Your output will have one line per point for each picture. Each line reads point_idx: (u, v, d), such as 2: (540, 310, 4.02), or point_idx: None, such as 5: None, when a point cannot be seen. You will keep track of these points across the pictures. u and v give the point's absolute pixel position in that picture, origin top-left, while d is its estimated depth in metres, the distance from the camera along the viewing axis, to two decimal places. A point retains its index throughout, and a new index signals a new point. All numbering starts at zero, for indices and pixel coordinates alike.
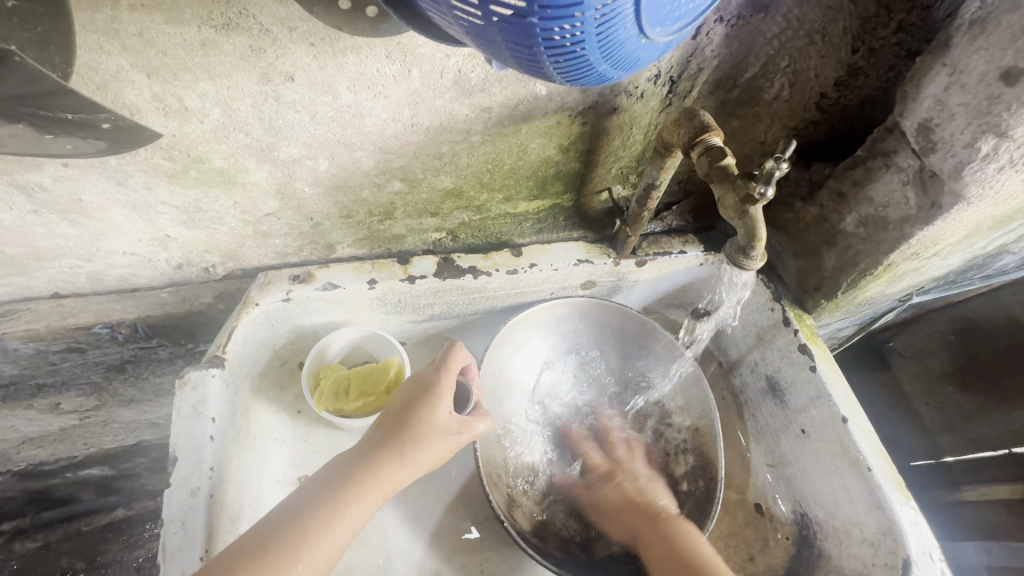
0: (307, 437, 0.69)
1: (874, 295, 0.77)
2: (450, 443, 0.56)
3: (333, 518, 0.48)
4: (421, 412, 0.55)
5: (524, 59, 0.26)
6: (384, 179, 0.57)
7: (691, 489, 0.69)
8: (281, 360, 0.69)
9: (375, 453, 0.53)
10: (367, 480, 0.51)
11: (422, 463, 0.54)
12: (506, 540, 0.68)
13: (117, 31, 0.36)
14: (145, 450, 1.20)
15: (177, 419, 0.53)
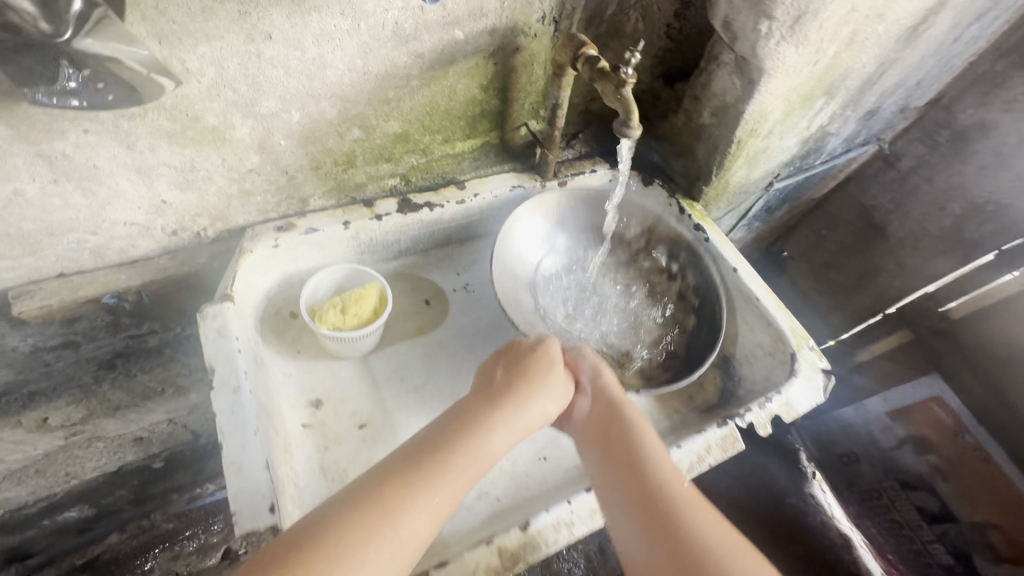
0: (310, 370, 0.80)
1: (743, 180, 0.99)
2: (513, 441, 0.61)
3: (392, 521, 0.50)
4: (482, 418, 0.61)
5: None
6: (345, 127, 0.71)
7: (678, 262, 0.90)
8: (275, 310, 0.80)
9: (480, 437, 0.59)
10: (420, 486, 0.53)
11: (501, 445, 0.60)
12: None
13: (138, 4, 0.47)
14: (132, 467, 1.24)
15: (207, 341, 0.63)
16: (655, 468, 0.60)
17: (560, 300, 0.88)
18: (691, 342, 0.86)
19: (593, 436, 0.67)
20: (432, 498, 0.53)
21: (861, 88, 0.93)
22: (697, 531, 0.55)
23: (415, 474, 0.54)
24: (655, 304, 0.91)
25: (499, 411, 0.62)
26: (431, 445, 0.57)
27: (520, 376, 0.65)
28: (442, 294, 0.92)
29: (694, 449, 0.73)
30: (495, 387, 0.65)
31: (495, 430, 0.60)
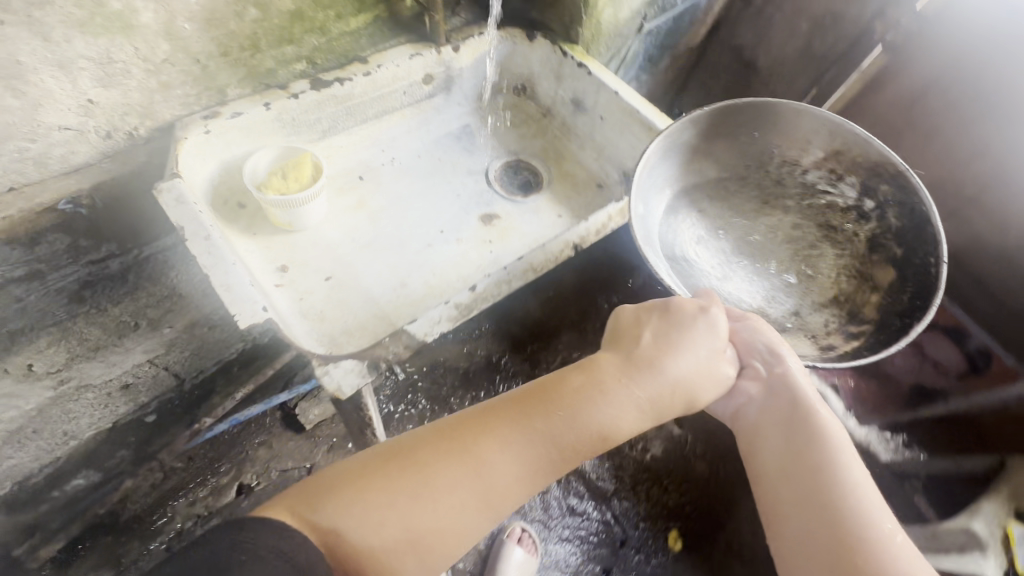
0: (270, 245, 0.91)
1: (613, 21, 1.14)
2: (673, 379, 0.79)
3: (487, 473, 0.68)
4: (593, 380, 0.76)
5: None
6: (241, 6, 0.78)
7: (877, 196, 1.08)
8: (223, 200, 0.89)
9: (627, 370, 0.78)
10: (564, 408, 0.73)
11: (656, 381, 0.78)
12: (442, 255, 0.98)
13: None
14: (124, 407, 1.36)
15: (170, 208, 0.73)
16: (826, 452, 0.74)
17: (731, 284, 1.09)
18: (895, 289, 1.02)
19: (751, 416, 0.85)
20: (579, 426, 0.73)
21: None
22: (832, 474, 0.72)
23: (577, 400, 0.74)
24: (833, 237, 1.13)
25: (656, 366, 0.79)
26: (577, 374, 0.77)
27: (675, 325, 0.83)
28: (372, 169, 1.03)
29: (597, 219, 0.92)
30: (656, 333, 0.83)
31: (650, 372, 0.78)
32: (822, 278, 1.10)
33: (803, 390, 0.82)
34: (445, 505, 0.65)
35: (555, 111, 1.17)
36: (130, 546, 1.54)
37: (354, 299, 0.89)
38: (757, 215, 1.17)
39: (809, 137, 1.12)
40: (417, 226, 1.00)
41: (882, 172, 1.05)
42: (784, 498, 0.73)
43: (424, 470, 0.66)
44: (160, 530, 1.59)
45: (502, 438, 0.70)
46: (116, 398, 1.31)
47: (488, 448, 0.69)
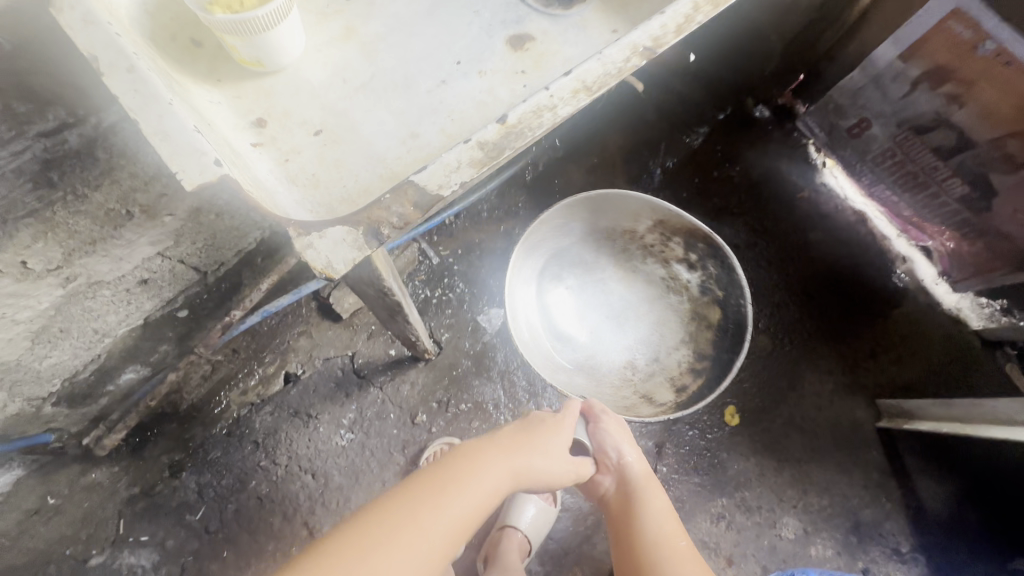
0: (239, 94, 0.75)
1: None
2: (530, 469, 0.91)
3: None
4: (469, 473, 0.83)
5: None
6: None
7: (695, 248, 1.45)
8: (172, 38, 0.74)
9: (493, 461, 0.87)
10: (457, 502, 0.79)
11: (515, 471, 0.89)
12: (457, 93, 0.78)
13: None
14: (143, 306, 1.29)
15: (77, 33, 0.62)
16: (643, 511, 1.08)
17: (613, 356, 1.49)
18: (715, 313, 1.46)
19: (611, 501, 1.13)
20: (463, 522, 0.78)
21: None
22: (648, 526, 1.06)
23: (453, 490, 0.80)
24: (678, 305, 1.51)
25: (519, 452, 0.91)
26: (463, 466, 0.84)
27: (532, 427, 0.97)
28: None
29: (678, 10, 0.77)
30: (511, 435, 0.94)
31: (513, 467, 0.89)
32: (678, 306, 1.51)
33: (633, 471, 1.11)
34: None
35: None
36: (194, 429, 1.64)
37: (348, 154, 0.73)
38: (609, 295, 1.54)
39: (634, 216, 1.46)
40: (422, 54, 0.80)
41: (693, 237, 1.43)
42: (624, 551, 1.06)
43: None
44: (218, 416, 1.66)
45: (394, 545, 0.71)
46: (138, 294, 1.24)
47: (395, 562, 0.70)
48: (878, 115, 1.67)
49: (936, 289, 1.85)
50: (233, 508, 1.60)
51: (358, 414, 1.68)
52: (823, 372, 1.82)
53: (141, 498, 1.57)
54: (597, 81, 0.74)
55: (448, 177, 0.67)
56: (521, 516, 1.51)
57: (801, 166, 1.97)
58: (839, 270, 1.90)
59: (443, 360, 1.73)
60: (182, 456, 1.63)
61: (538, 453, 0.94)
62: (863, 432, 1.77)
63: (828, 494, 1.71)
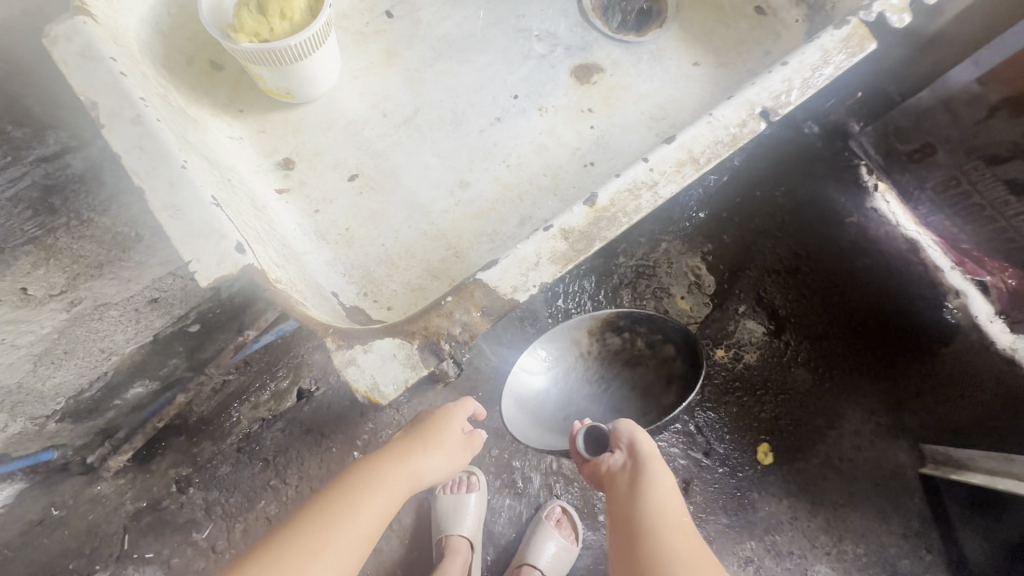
0: (272, 133, 1.07)
1: None
2: (420, 473, 1.05)
3: None
4: (348, 483, 0.96)
5: None
6: None
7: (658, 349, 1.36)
8: (200, 69, 1.04)
9: (388, 473, 1.00)
10: (362, 509, 0.92)
11: (409, 478, 1.03)
12: (455, 143, 1.11)
13: None
14: (152, 324, 1.22)
15: (79, 76, 0.81)
16: (649, 483, 1.02)
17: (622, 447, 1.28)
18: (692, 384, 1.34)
19: (616, 477, 1.07)
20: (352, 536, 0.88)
21: None
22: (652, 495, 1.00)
23: (337, 507, 0.91)
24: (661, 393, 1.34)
25: (403, 457, 1.04)
26: (361, 480, 0.97)
27: (422, 431, 1.11)
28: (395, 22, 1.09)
29: (743, 104, 0.99)
30: (400, 448, 1.07)
31: (397, 474, 1.01)
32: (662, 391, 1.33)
33: (655, 470, 1.05)
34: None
35: None
36: (202, 443, 1.57)
37: (379, 190, 1.06)
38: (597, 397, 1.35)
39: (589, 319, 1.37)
40: (486, 96, 1.15)
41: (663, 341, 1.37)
42: (617, 535, 0.98)
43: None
44: (228, 430, 1.59)
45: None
46: (147, 313, 1.16)
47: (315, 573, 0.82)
48: (944, 141, 1.54)
49: (990, 328, 1.63)
50: (241, 528, 1.54)
51: (373, 435, 1.61)
52: (863, 412, 1.70)
53: (148, 513, 1.51)
54: (664, 172, 0.97)
55: (524, 279, 0.91)
56: (542, 554, 1.43)
57: (850, 189, 1.84)
58: (884, 303, 1.78)
59: (462, 382, 1.65)
60: (190, 470, 1.57)
61: (431, 457, 1.07)
62: (904, 477, 1.66)
63: (865, 542, 1.62)
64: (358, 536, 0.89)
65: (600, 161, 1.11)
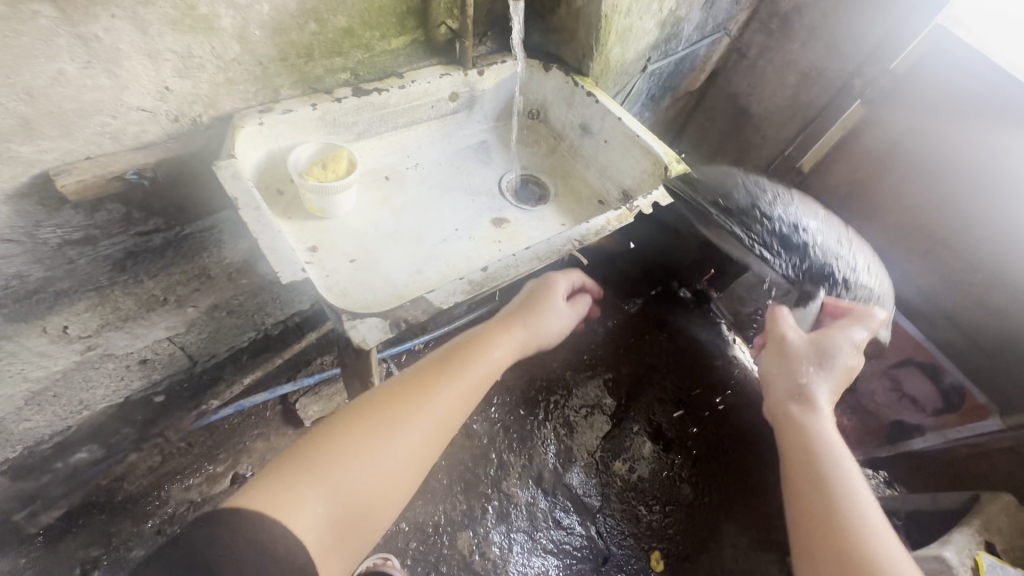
0: (303, 228, 1.01)
1: (621, 61, 1.28)
2: (524, 339, 1.02)
3: (389, 436, 0.77)
4: (456, 347, 0.95)
5: None
6: (304, 20, 0.91)
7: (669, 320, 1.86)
8: (266, 184, 1.00)
9: (494, 347, 0.96)
10: (470, 368, 0.91)
11: (515, 345, 1.00)
12: (450, 249, 1.08)
13: None
14: (127, 386, 1.41)
15: (227, 181, 0.83)
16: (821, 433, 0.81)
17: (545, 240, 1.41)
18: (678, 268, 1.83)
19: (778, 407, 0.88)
20: (455, 388, 0.87)
21: None
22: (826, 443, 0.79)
23: (447, 369, 0.89)
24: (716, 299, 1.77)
25: (510, 324, 1.01)
26: (468, 345, 0.95)
27: (526, 301, 1.06)
28: (398, 171, 1.15)
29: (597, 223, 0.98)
30: (503, 320, 1.01)
31: (505, 338, 0.99)
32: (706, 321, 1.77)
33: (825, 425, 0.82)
34: (404, 474, 0.77)
35: (565, 134, 1.29)
36: (122, 523, 1.60)
37: (375, 282, 0.99)
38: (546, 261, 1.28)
39: None
40: (456, 212, 1.14)
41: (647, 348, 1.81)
42: (803, 507, 0.74)
43: (372, 449, 0.75)
44: (153, 511, 1.63)
45: (403, 419, 0.79)
46: (133, 372, 1.37)
47: (421, 424, 0.81)
48: None
49: None
50: None
51: None
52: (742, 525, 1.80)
53: None
54: (545, 256, 0.89)
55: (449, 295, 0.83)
56: None
57: None
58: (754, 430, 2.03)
59: None
60: (99, 553, 1.55)
61: (538, 330, 1.05)
62: None
63: None
64: (458, 396, 0.87)
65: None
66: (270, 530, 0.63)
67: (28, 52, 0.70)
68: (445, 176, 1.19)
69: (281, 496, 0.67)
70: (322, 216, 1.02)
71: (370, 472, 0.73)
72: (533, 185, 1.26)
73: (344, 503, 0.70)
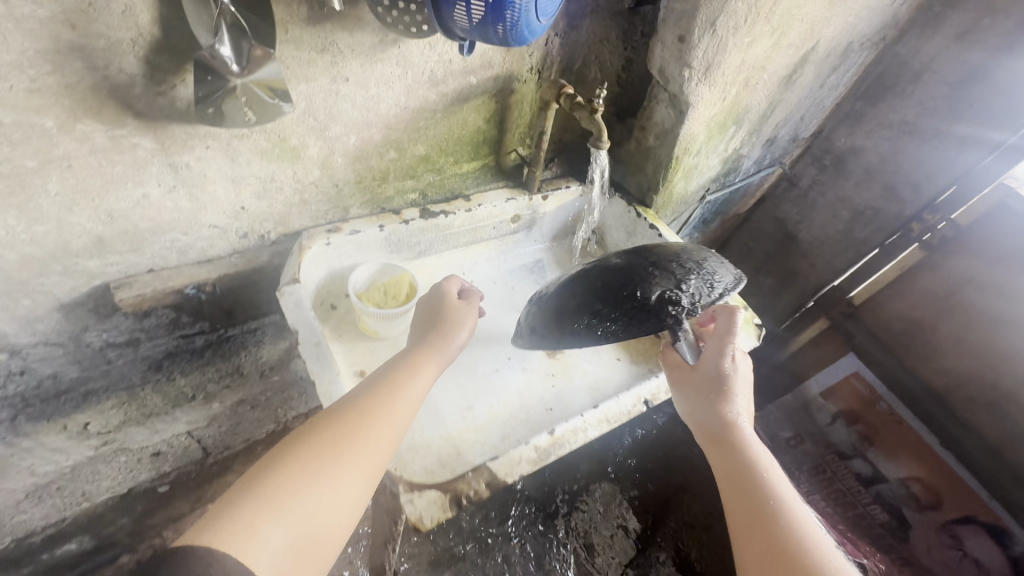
0: (352, 348, 0.95)
1: (682, 193, 1.28)
2: (444, 353, 0.81)
3: (319, 483, 0.61)
4: (367, 381, 0.75)
5: (481, 32, 0.65)
6: (385, 149, 0.92)
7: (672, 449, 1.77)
8: (321, 299, 0.96)
9: (424, 360, 0.79)
10: (390, 398, 0.72)
11: (434, 361, 0.80)
12: (500, 380, 1.01)
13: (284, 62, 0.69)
14: None
15: (289, 311, 0.79)
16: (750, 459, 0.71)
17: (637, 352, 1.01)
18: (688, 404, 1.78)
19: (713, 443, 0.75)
20: (372, 419, 0.69)
21: (760, 120, 1.24)
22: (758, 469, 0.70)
23: (358, 402, 0.70)
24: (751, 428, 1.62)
25: (429, 344, 0.81)
26: (380, 374, 0.75)
27: (434, 315, 0.85)
28: None
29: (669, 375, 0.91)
30: (419, 331, 0.84)
31: (426, 358, 0.79)
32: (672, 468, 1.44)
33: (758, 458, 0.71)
34: (352, 506, 0.63)
35: None
36: None
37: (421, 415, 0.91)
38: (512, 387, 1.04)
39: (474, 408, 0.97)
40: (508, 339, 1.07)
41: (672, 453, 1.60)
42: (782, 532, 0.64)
43: (319, 474, 0.61)
44: None
45: (319, 466, 0.62)
46: None
47: (365, 448, 0.66)
48: None
49: None
50: None
51: None
52: None
53: None
54: (612, 418, 0.85)
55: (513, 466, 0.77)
56: None
57: None
58: None
59: None
60: None
61: (454, 341, 0.83)
62: None
63: None
64: (401, 417, 0.72)
65: (568, 405, 1.00)
66: (214, 573, 0.49)
67: (118, 179, 0.69)
68: (499, 296, 1.14)
69: (229, 530, 0.54)
70: (373, 337, 0.97)
71: (314, 508, 0.59)
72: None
73: (295, 538, 0.57)
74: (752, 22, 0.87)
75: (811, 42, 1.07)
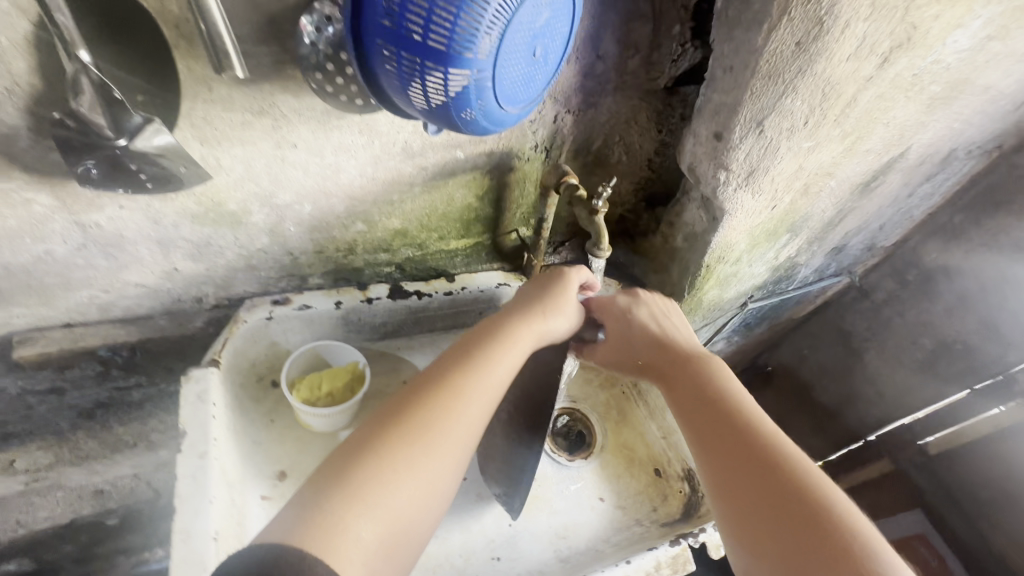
0: (279, 440, 0.82)
1: (716, 300, 1.06)
2: (544, 335, 0.70)
3: (406, 471, 0.53)
4: (454, 349, 0.66)
5: (430, 118, 0.51)
6: (350, 221, 0.79)
7: None
8: (258, 376, 0.84)
9: (518, 341, 0.67)
10: (488, 374, 0.62)
11: (535, 340, 0.69)
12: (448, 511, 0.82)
13: (207, 123, 0.58)
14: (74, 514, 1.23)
15: (185, 404, 0.67)
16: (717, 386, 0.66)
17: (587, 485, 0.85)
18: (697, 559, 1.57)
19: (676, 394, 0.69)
20: (471, 396, 0.60)
21: (824, 228, 1.02)
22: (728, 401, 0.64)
23: (452, 376, 0.60)
24: None
25: (531, 315, 0.70)
26: (469, 345, 0.65)
27: (536, 290, 0.74)
28: None
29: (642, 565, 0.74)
30: (523, 308, 0.71)
31: (527, 334, 0.68)
32: None
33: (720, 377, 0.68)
34: (443, 493, 0.55)
35: None
36: None
37: None
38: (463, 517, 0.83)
39: None
40: None
41: None
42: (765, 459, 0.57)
43: (409, 464, 0.53)
44: None
45: (416, 445, 0.54)
46: (84, 501, 1.20)
47: (458, 430, 0.57)
48: None
49: None
50: None
51: None
52: None
53: None
54: None
55: None
56: None
57: None
58: None
59: None
60: None
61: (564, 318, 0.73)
62: None
63: None
64: (487, 401, 0.61)
65: (519, 558, 0.81)
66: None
67: (13, 233, 0.60)
68: None
69: (318, 526, 0.47)
70: (309, 429, 0.83)
71: (405, 498, 0.52)
72: (578, 424, 0.97)
73: (382, 528, 0.49)
74: (815, 126, 0.67)
75: (898, 149, 0.85)
